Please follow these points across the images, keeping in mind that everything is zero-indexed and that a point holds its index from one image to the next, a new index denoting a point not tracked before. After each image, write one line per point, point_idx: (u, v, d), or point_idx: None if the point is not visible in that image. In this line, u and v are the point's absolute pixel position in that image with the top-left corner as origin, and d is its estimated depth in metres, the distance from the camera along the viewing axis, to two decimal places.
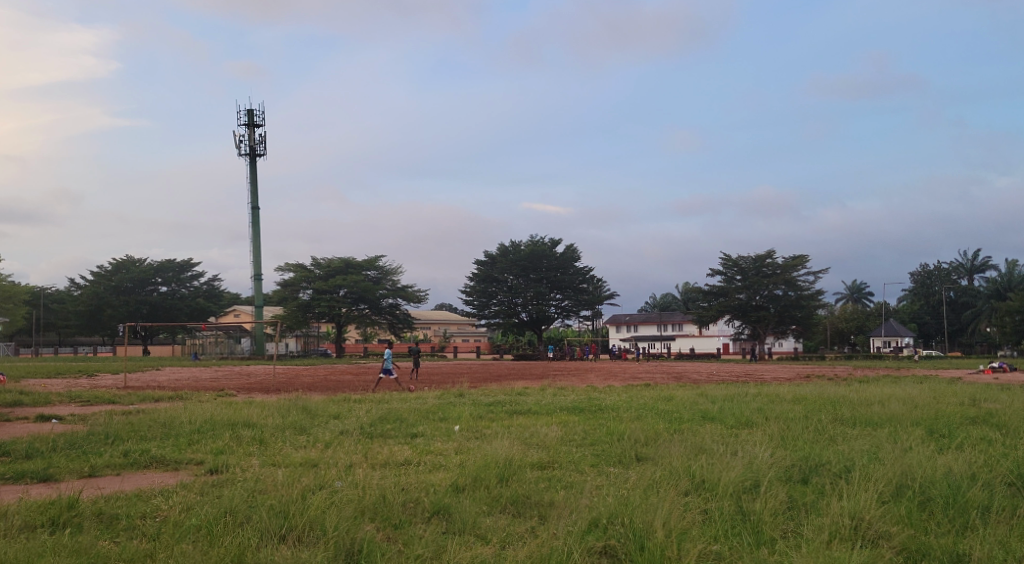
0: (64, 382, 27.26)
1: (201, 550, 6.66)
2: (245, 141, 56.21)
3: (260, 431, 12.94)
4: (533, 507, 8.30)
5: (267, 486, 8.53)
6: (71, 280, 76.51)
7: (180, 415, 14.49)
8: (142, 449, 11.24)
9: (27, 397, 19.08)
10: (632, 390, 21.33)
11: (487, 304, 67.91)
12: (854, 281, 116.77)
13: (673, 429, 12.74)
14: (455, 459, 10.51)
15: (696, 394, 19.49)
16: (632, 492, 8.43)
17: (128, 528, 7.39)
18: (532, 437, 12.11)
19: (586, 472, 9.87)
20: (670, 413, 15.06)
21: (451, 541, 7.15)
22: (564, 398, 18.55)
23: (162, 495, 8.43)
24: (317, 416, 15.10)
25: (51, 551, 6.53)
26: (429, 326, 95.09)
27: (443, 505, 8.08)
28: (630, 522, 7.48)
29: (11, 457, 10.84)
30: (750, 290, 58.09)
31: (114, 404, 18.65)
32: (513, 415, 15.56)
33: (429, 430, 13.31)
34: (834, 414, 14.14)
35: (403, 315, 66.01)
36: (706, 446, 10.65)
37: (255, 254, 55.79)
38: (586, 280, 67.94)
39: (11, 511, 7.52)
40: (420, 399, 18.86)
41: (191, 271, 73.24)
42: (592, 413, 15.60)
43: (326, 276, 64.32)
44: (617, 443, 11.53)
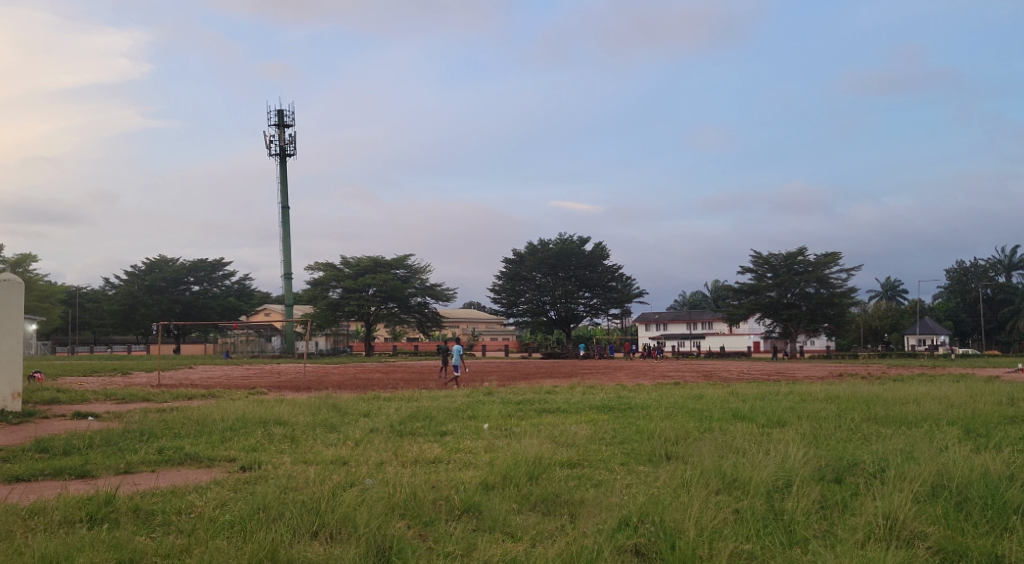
0: (99, 380, 27.78)
1: (235, 546, 6.75)
2: (275, 141, 56.63)
3: (291, 428, 13.08)
4: (562, 505, 8.29)
5: (300, 483, 8.61)
6: (106, 280, 77.78)
7: (212, 412, 14.69)
8: (176, 446, 11.42)
9: (64, 394, 19.48)
10: (662, 389, 21.22)
11: (515, 302, 67.98)
12: (888, 279, 115.17)
13: (704, 428, 12.67)
14: (485, 457, 10.54)
15: (727, 392, 19.37)
16: (663, 491, 8.40)
17: (165, 524, 7.49)
18: (561, 436, 12.09)
19: (616, 470, 9.84)
20: (700, 412, 14.94)
21: (481, 538, 7.18)
22: (594, 397, 18.49)
23: (196, 492, 8.56)
24: (347, 414, 15.22)
25: (90, 545, 6.66)
26: (458, 324, 95.32)
27: (474, 503, 8.10)
28: (661, 521, 7.45)
29: (50, 453, 11.07)
30: (781, 288, 57.58)
31: (149, 402, 18.99)
32: (542, 413, 15.56)
33: (459, 428, 13.36)
34: (867, 413, 13.94)
35: (432, 314, 66.18)
36: (738, 445, 10.56)
37: (286, 253, 56.26)
38: (615, 278, 67.57)
39: (51, 506, 7.68)
40: (449, 397, 18.94)
41: (222, 270, 74.14)
42: (621, 411, 15.56)
43: (356, 275, 64.70)
44: (647, 442, 11.48)
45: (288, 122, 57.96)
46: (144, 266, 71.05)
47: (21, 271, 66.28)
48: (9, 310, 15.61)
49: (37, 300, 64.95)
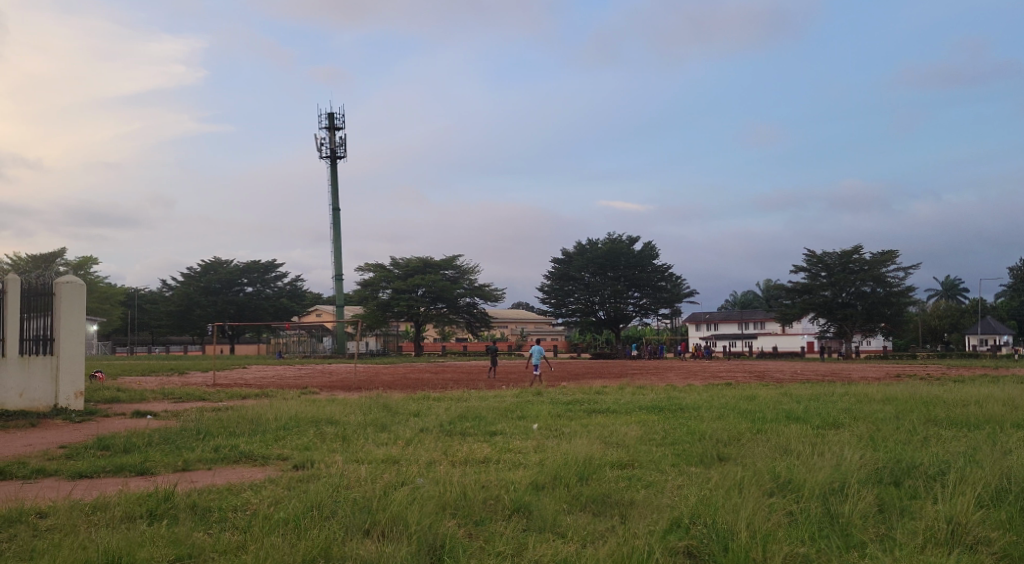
0: (158, 379, 28.43)
1: (290, 543, 6.84)
2: (326, 143, 57.41)
3: (343, 428, 13.21)
4: (613, 506, 8.24)
5: (351, 482, 8.71)
6: (163, 282, 79.69)
7: (266, 412, 14.90)
8: (231, 444, 11.61)
9: (124, 394, 19.95)
10: (712, 389, 21.01)
11: (564, 302, 67.85)
12: (947, 277, 112.41)
13: (757, 429, 12.50)
14: (535, 457, 10.52)
15: (780, 392, 19.14)
16: (715, 492, 8.31)
17: (221, 520, 7.64)
18: (611, 436, 12.05)
19: (667, 471, 9.78)
20: (753, 413, 14.77)
21: (532, 538, 7.18)
22: (644, 397, 18.38)
23: (251, 489, 8.71)
24: (398, 414, 15.32)
25: (151, 541, 6.81)
26: (506, 325, 95.63)
27: (524, 503, 8.09)
28: (714, 522, 7.37)
29: (110, 452, 11.32)
30: (836, 287, 56.45)
31: (204, 401, 19.40)
32: (591, 414, 15.54)
33: (508, 429, 13.37)
34: (927, 415, 13.63)
35: (480, 314, 66.32)
36: (792, 446, 10.40)
37: (336, 254, 56.98)
38: (665, 278, 66.95)
39: (111, 502, 7.88)
40: (498, 397, 18.94)
41: (275, 272, 75.35)
42: (672, 412, 15.42)
43: (405, 276, 65.18)
44: (698, 443, 11.36)
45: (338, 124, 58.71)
46: (199, 268, 72.59)
47: (82, 274, 68.22)
48: (70, 312, 16.01)
49: (98, 301, 66.82)
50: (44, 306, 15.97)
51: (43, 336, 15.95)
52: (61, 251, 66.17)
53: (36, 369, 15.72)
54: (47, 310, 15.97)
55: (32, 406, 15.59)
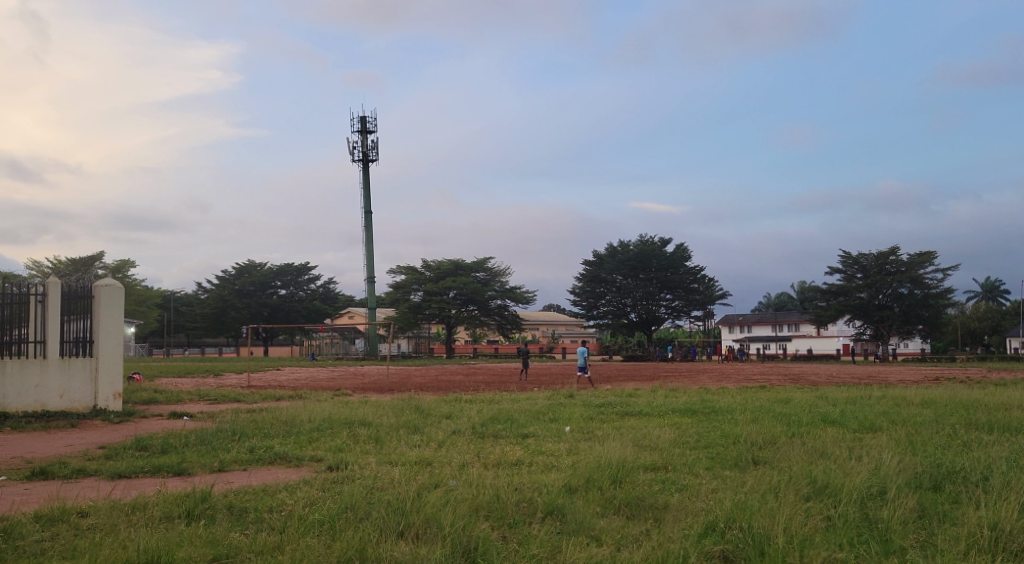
0: (195, 381, 28.84)
1: (325, 544, 6.89)
2: (358, 147, 57.87)
3: (376, 430, 13.29)
4: (646, 510, 8.19)
5: (385, 484, 8.74)
6: (199, 285, 80.86)
7: (299, 413, 15.01)
8: (266, 445, 11.74)
9: (161, 395, 20.28)
10: (746, 392, 20.81)
11: (595, 304, 67.70)
12: (988, 279, 110.30)
13: (792, 433, 12.37)
14: (568, 460, 10.48)
15: (816, 395, 18.91)
16: (750, 496, 8.22)
17: (258, 521, 7.72)
18: (644, 439, 11.97)
19: (701, 474, 9.71)
20: (788, 416, 14.61)
21: (567, 541, 7.16)
22: (677, 400, 18.28)
23: (286, 490, 8.79)
24: (430, 416, 15.36)
25: (187, 541, 6.90)
26: (538, 326, 95.66)
27: (557, 506, 8.07)
28: (750, 527, 7.27)
29: (149, 452, 11.52)
30: (872, 289, 55.68)
31: (239, 403, 19.59)
32: (623, 416, 15.47)
33: (540, 432, 13.32)
34: (968, 419, 13.37)
35: (512, 316, 66.29)
36: (829, 450, 10.28)
37: (369, 256, 57.37)
38: (697, 280, 66.53)
39: (150, 503, 7.99)
40: (530, 400, 18.96)
41: (308, 274, 76.07)
42: (706, 415, 15.31)
43: (436, 278, 65.41)
44: (732, 446, 11.26)
45: (371, 128, 59.14)
46: (234, 271, 73.54)
47: (120, 276, 69.42)
48: (110, 314, 16.30)
49: (136, 304, 67.93)
50: (84, 308, 16.23)
51: (83, 339, 16.23)
52: (100, 254, 67.34)
53: (76, 370, 15.97)
54: (87, 312, 16.26)
55: (71, 407, 15.81)
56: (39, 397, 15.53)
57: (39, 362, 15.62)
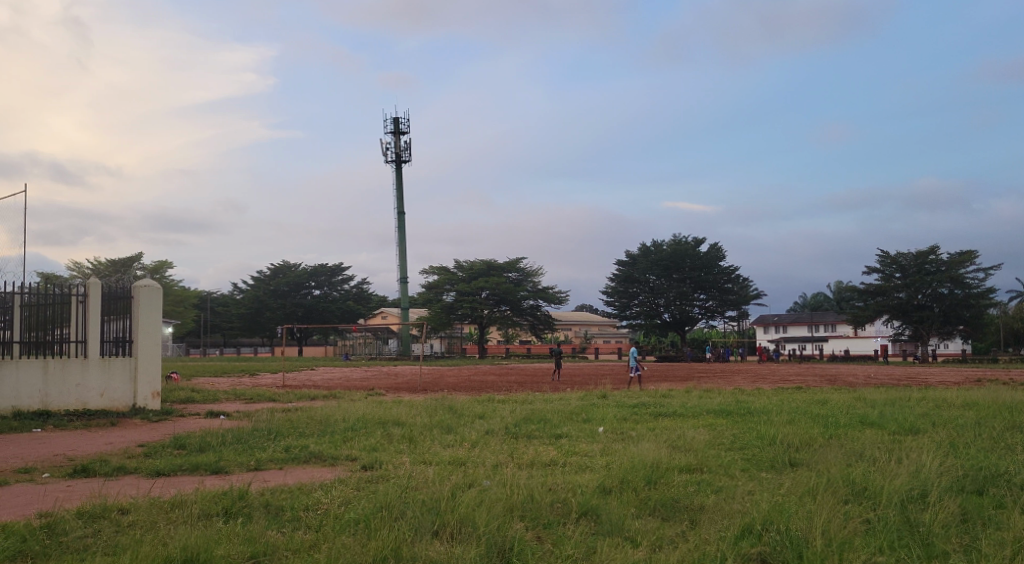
0: (231, 381, 29.15)
1: (360, 543, 6.90)
2: (391, 148, 58.22)
3: (409, 429, 13.35)
4: (682, 511, 8.12)
5: (420, 483, 8.76)
6: (235, 285, 81.81)
7: (334, 413, 15.14)
8: (301, 444, 11.84)
9: (198, 394, 20.53)
10: (782, 393, 20.61)
11: (628, 305, 67.45)
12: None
13: (830, 434, 12.19)
14: (602, 461, 10.45)
15: (853, 396, 18.61)
16: (788, 498, 8.12)
17: (293, 519, 7.78)
18: (679, 440, 11.88)
19: (737, 476, 9.61)
20: (826, 417, 14.40)
21: (602, 543, 7.11)
22: (712, 401, 18.10)
23: (322, 489, 8.87)
24: (463, 416, 15.38)
25: (226, 539, 6.97)
26: (570, 327, 95.53)
27: (592, 506, 8.04)
28: (787, 530, 7.19)
29: (187, 450, 11.69)
30: (911, 289, 54.83)
31: (274, 402, 19.79)
32: (657, 417, 15.36)
33: (573, 432, 13.29)
34: (1011, 421, 13.07)
35: (544, 316, 66.18)
36: (868, 452, 10.11)
37: (401, 257, 57.68)
38: (731, 280, 65.98)
39: (188, 500, 8.10)
40: (563, 401, 18.92)
41: (342, 275, 76.63)
42: (741, 416, 15.17)
43: (469, 278, 65.57)
44: (768, 448, 11.15)
45: (404, 129, 59.44)
46: (269, 272, 74.33)
47: (158, 277, 70.47)
48: (148, 314, 16.54)
49: (173, 304, 68.92)
50: (124, 309, 16.48)
51: (122, 338, 16.50)
52: (138, 255, 68.40)
53: (116, 369, 16.25)
54: (127, 312, 16.52)
55: (111, 406, 16.09)
56: (80, 396, 15.79)
57: (80, 361, 15.87)
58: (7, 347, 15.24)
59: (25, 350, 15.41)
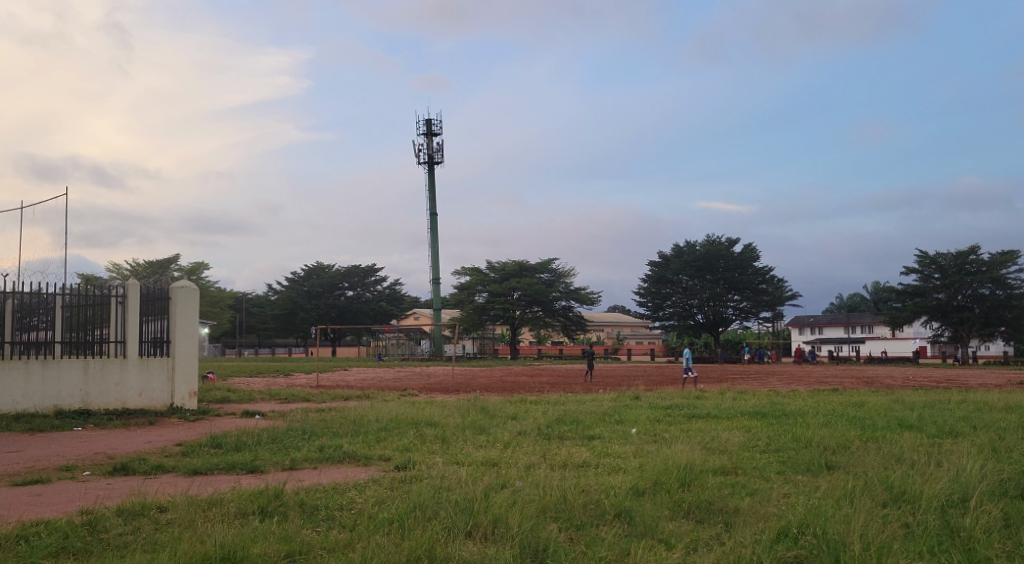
0: (265, 381, 29.43)
1: (394, 543, 6.94)
2: (424, 150, 58.49)
3: (442, 430, 13.38)
4: (716, 513, 8.05)
5: (453, 484, 8.78)
6: (270, 286, 82.69)
7: (367, 413, 15.25)
8: (335, 444, 11.92)
9: (234, 394, 20.77)
10: (818, 395, 20.36)
11: (661, 305, 67.04)
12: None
13: (867, 437, 12.03)
14: (635, 462, 10.41)
15: (891, 398, 18.33)
16: (825, 501, 8.03)
17: (328, 519, 7.83)
18: (713, 442, 11.79)
19: (772, 479, 9.50)
20: (863, 420, 14.18)
21: (636, 545, 7.08)
22: (745, 402, 17.94)
23: (356, 488, 8.92)
24: (495, 417, 15.40)
25: (262, 537, 7.05)
26: (603, 327, 95.29)
27: (625, 508, 8.00)
28: (824, 533, 7.10)
29: (223, 449, 11.82)
30: (950, 289, 53.91)
31: (308, 403, 19.98)
32: (691, 419, 15.24)
33: (606, 433, 13.26)
34: None
35: (577, 317, 66.01)
36: (906, 456, 9.94)
37: (434, 257, 57.91)
38: (766, 281, 65.32)
39: (225, 499, 8.19)
40: (597, 402, 18.86)
41: (375, 276, 77.10)
42: (776, 418, 15.01)
43: (501, 279, 65.62)
44: (804, 450, 11.02)
45: (436, 130, 59.71)
46: (303, 273, 75.08)
47: (195, 279, 71.49)
48: (185, 315, 16.79)
49: (209, 305, 69.88)
50: (161, 309, 16.75)
51: (160, 339, 16.76)
52: (176, 256, 69.46)
53: (154, 369, 16.51)
54: (164, 313, 16.78)
55: (149, 405, 16.37)
56: (120, 396, 16.07)
57: (119, 361, 16.13)
58: (49, 347, 15.55)
59: (66, 350, 15.70)
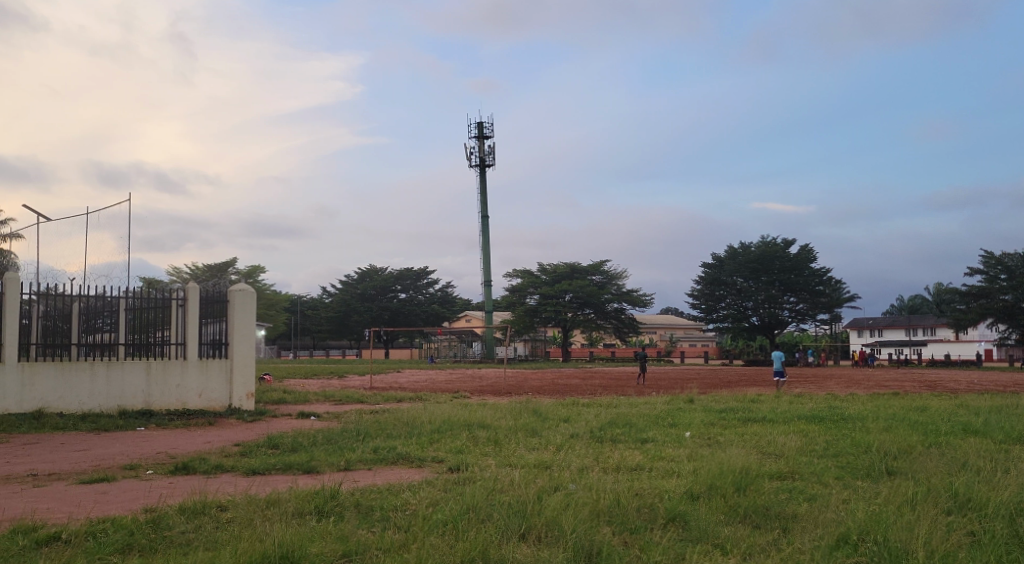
0: (320, 382, 29.87)
1: (448, 544, 6.99)
2: (476, 152, 58.78)
3: (494, 432, 13.46)
4: (774, 519, 7.94)
5: (505, 486, 8.81)
6: (324, 289, 83.87)
7: (419, 413, 15.57)
8: (389, 445, 12.05)
9: (291, 395, 21.25)
10: (877, 399, 19.92)
11: (715, 307, 66.18)
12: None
13: (931, 442, 11.73)
14: (689, 466, 10.30)
15: (955, 403, 17.82)
16: (885, 508, 7.84)
17: (384, 519, 7.93)
18: (769, 446, 11.63)
19: (831, 484, 9.32)
20: (926, 425, 13.84)
21: (690, 549, 7.03)
22: (802, 406, 17.62)
23: (410, 490, 9.00)
24: (548, 419, 15.41)
25: (320, 536, 7.16)
26: (655, 330, 94.61)
27: (679, 513, 7.93)
28: (886, 540, 6.94)
29: (280, 449, 12.04)
30: (1017, 290, 52.29)
31: (362, 403, 20.49)
32: (747, 423, 15.01)
33: (659, 436, 13.14)
34: None
35: (629, 319, 65.46)
36: (971, 461, 9.68)
37: (486, 260, 58.13)
38: (823, 282, 64.13)
39: (283, 499, 8.33)
40: (650, 405, 18.70)
41: (427, 279, 77.66)
42: (834, 422, 14.74)
43: (552, 281, 65.59)
44: (863, 455, 10.78)
45: (488, 133, 59.95)
46: (357, 275, 76.09)
47: (252, 282, 72.87)
48: (243, 318, 17.13)
49: (265, 307, 71.21)
50: (220, 312, 17.13)
51: (219, 340, 17.14)
52: (234, 260, 71.02)
53: (213, 370, 16.87)
54: (222, 316, 17.15)
55: (209, 406, 16.73)
56: (180, 396, 16.46)
57: (180, 362, 16.53)
58: (113, 349, 16.03)
59: (129, 352, 16.15)
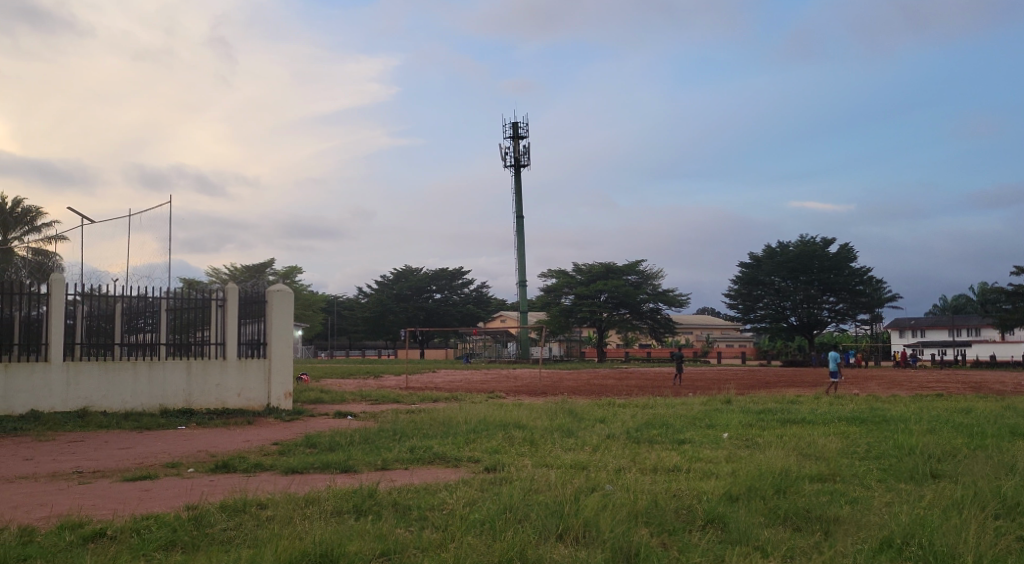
0: (357, 382, 30.09)
1: (485, 543, 6.99)
2: (511, 152, 58.77)
3: (530, 432, 13.42)
4: (815, 520, 7.84)
5: (541, 486, 8.80)
6: (360, 290, 84.56)
7: (455, 413, 15.61)
8: (426, 445, 12.09)
9: (328, 395, 21.43)
10: (919, 400, 19.54)
11: (753, 307, 65.51)
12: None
13: (975, 444, 11.48)
14: (727, 467, 10.21)
15: (999, 405, 17.42)
16: (930, 512, 7.69)
17: (420, 519, 7.94)
18: (809, 448, 11.46)
19: (874, 487, 9.16)
20: (970, 427, 13.54)
21: (729, 551, 6.96)
22: (842, 407, 17.34)
23: (447, 489, 9.02)
24: (584, 420, 15.35)
25: (358, 535, 7.20)
26: (691, 331, 93.86)
27: (718, 515, 7.85)
28: (931, 544, 6.81)
29: (318, 448, 12.13)
30: None
31: (398, 403, 20.55)
32: (785, 424, 14.80)
33: (697, 437, 13.02)
34: None
35: (664, 320, 64.97)
36: (1018, 464, 9.46)
37: (520, 259, 58.13)
38: (864, 282, 63.15)
39: (323, 497, 8.39)
40: (688, 406, 18.50)
41: (462, 279, 77.85)
42: (875, 424, 14.49)
43: (587, 282, 65.39)
44: (906, 458, 10.58)
45: (523, 133, 59.92)
46: (393, 276, 76.69)
47: (290, 282, 73.64)
48: (281, 318, 17.31)
49: (302, 307, 71.90)
50: (258, 312, 17.33)
51: (257, 340, 17.33)
52: (271, 260, 71.80)
53: (252, 369, 17.06)
54: (261, 316, 17.35)
55: (247, 405, 16.93)
56: (220, 396, 16.68)
57: (219, 362, 16.75)
58: (154, 349, 16.27)
59: (170, 351, 16.39)
